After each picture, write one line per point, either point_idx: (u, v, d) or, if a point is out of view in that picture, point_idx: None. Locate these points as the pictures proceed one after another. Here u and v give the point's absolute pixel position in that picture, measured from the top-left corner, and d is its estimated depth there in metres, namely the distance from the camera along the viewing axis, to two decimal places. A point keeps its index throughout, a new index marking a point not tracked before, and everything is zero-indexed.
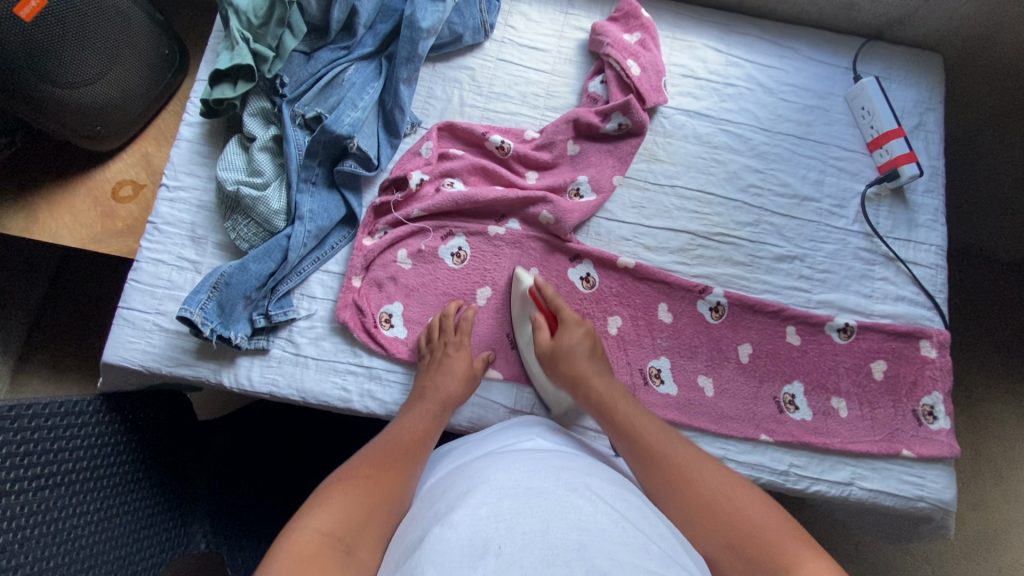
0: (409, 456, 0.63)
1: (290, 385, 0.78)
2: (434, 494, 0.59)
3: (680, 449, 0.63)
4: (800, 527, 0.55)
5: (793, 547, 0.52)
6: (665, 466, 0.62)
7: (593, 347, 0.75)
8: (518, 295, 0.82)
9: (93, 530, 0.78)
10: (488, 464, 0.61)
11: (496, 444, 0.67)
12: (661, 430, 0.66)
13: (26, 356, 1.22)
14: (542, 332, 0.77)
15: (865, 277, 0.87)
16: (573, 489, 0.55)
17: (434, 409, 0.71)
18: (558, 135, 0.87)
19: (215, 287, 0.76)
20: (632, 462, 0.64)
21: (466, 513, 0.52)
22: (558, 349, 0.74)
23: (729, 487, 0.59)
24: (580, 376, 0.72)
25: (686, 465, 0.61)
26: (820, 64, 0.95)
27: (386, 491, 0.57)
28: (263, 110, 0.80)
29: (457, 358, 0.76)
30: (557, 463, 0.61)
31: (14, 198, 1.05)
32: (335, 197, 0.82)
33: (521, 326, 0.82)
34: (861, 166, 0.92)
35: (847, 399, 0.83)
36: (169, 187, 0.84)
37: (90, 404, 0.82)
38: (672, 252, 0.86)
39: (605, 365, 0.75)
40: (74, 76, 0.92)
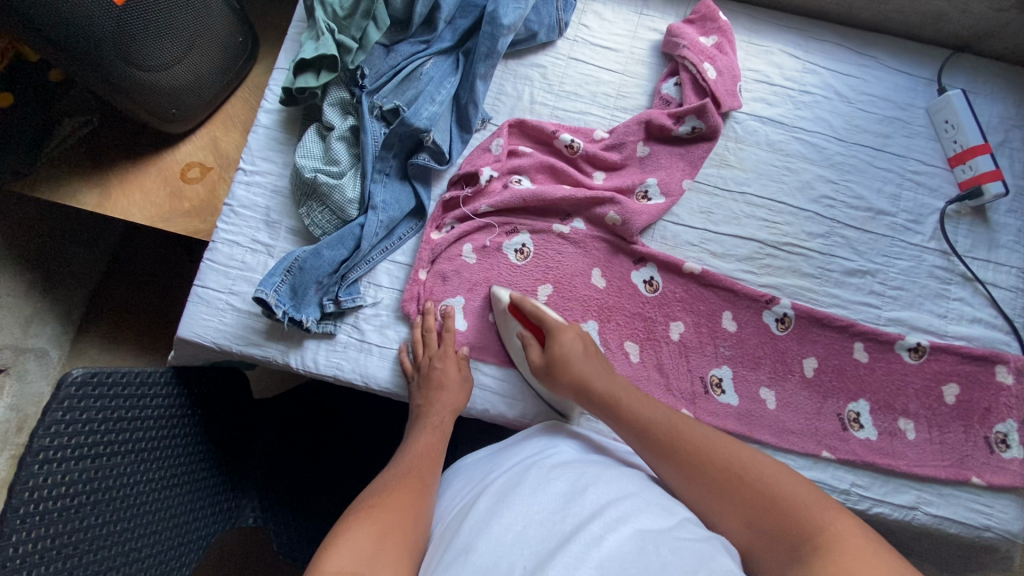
0: (421, 477, 0.65)
1: (354, 369, 0.81)
2: (461, 515, 0.61)
3: (688, 424, 0.65)
4: (825, 492, 0.56)
5: (821, 509, 0.54)
6: (678, 441, 0.63)
7: (585, 347, 0.75)
8: (502, 313, 0.80)
9: (155, 499, 0.82)
10: (513, 482, 0.62)
11: (519, 458, 0.68)
12: (667, 413, 0.67)
13: (86, 326, 1.27)
14: (533, 349, 0.75)
15: (940, 295, 0.85)
16: (596, 507, 0.56)
17: (437, 422, 0.74)
18: (628, 136, 0.86)
19: (289, 271, 0.77)
20: (643, 447, 0.65)
21: (489, 541, 0.53)
22: (552, 358, 0.73)
23: (741, 455, 0.61)
24: (580, 379, 0.71)
25: (701, 441, 0.63)
26: (901, 75, 0.92)
27: (400, 509, 0.60)
28: (342, 100, 0.81)
29: (447, 368, 0.77)
30: (582, 478, 0.61)
31: (87, 173, 1.09)
32: (406, 188, 0.83)
33: (510, 342, 0.80)
34: (941, 181, 0.89)
35: (915, 421, 0.80)
36: (246, 171, 0.86)
37: (163, 376, 0.85)
38: (739, 260, 0.85)
39: (601, 360, 0.75)
40: (155, 60, 0.95)
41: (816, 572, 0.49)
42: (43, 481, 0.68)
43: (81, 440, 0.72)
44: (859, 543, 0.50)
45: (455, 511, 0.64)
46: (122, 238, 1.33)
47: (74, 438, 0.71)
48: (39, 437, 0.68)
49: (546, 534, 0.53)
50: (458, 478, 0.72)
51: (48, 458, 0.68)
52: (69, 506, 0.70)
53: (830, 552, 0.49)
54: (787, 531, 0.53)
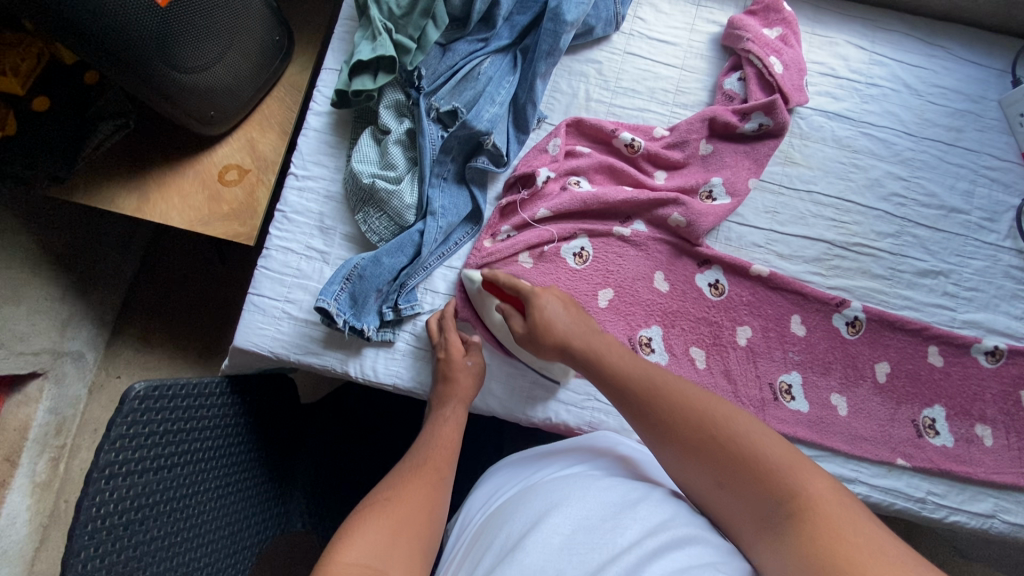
0: (438, 471, 0.64)
1: (413, 378, 0.79)
2: (501, 515, 0.60)
3: (666, 378, 0.62)
4: (801, 452, 0.53)
5: (796, 470, 0.51)
6: (649, 401, 0.60)
7: (565, 306, 0.72)
8: (477, 293, 0.77)
9: (212, 507, 0.80)
10: (557, 485, 0.60)
11: (563, 466, 0.66)
12: (640, 366, 0.64)
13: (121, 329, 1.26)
14: (514, 319, 0.72)
15: (1016, 296, 0.82)
16: (648, 524, 0.53)
17: (449, 412, 0.73)
18: (691, 134, 0.83)
19: (348, 279, 0.76)
20: (621, 402, 0.62)
21: (536, 543, 0.51)
22: (534, 324, 0.70)
23: (711, 408, 0.57)
24: (563, 338, 0.68)
25: (671, 396, 0.59)
26: (972, 66, 0.89)
27: (418, 503, 0.59)
28: (397, 102, 0.79)
29: (449, 341, 0.76)
30: (631, 491, 0.59)
31: (123, 176, 1.06)
32: (463, 193, 0.81)
33: (490, 317, 0.78)
34: (1015, 177, 0.85)
35: (992, 426, 0.78)
36: (298, 176, 0.84)
37: (217, 385, 0.85)
38: (807, 262, 0.82)
39: (583, 317, 0.72)
40: (197, 62, 0.93)
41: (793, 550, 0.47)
42: (108, 496, 0.67)
43: (143, 453, 0.71)
44: (834, 509, 0.48)
45: (492, 512, 0.63)
46: (154, 239, 1.32)
47: (137, 452, 0.70)
48: (105, 453, 0.67)
49: (594, 544, 0.51)
50: (496, 476, 0.70)
51: (113, 473, 0.68)
52: (134, 519, 0.69)
53: (804, 522, 0.48)
54: (757, 494, 0.51)
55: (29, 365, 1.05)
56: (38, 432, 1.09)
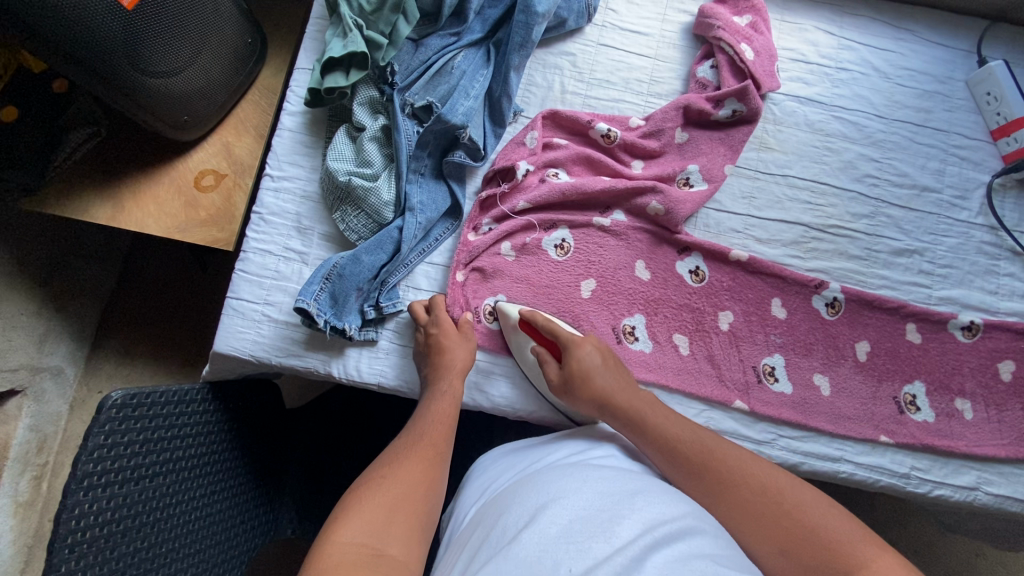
0: (435, 447, 0.64)
1: (398, 376, 0.79)
2: (497, 508, 0.59)
3: (719, 444, 0.64)
4: (862, 524, 0.55)
5: (861, 543, 0.53)
6: (707, 466, 0.61)
7: (605, 359, 0.73)
8: (511, 329, 0.77)
9: (196, 516, 0.79)
10: (554, 478, 0.59)
11: (561, 456, 0.65)
12: (691, 430, 0.65)
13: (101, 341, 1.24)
14: (549, 365, 0.73)
15: (989, 272, 0.83)
16: (648, 516, 0.53)
17: (446, 386, 0.71)
18: (666, 122, 0.84)
19: (328, 278, 0.75)
20: (669, 465, 0.63)
21: (532, 535, 0.51)
22: (573, 373, 0.71)
23: (775, 479, 0.60)
24: (603, 395, 0.69)
25: (729, 462, 0.61)
26: (939, 48, 0.90)
27: (415, 483, 0.60)
28: (371, 99, 0.78)
29: (448, 330, 0.74)
30: (628, 485, 0.58)
31: (97, 186, 1.04)
32: (441, 187, 0.81)
33: (523, 357, 0.77)
34: (985, 155, 0.87)
35: (971, 400, 0.79)
36: (273, 177, 0.83)
37: (199, 392, 0.83)
38: (785, 245, 0.83)
39: (622, 372, 0.73)
40: (168, 66, 0.91)
41: None
42: (88, 507, 0.66)
43: (122, 463, 0.70)
44: None
45: (486, 504, 0.62)
46: (131, 249, 1.29)
47: (116, 462, 0.69)
48: (83, 464, 0.66)
49: (592, 533, 0.50)
50: (493, 469, 0.70)
51: (93, 484, 0.66)
52: (115, 531, 0.68)
53: None
54: (824, 566, 0.52)
55: (5, 383, 1.03)
56: (18, 451, 1.07)
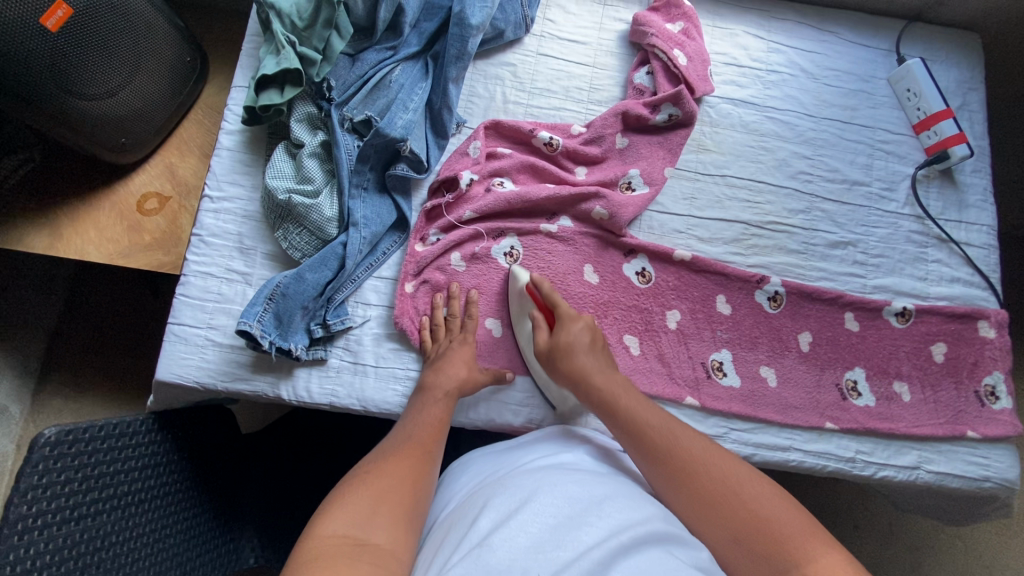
0: (423, 447, 0.63)
1: (350, 394, 0.77)
2: (465, 513, 0.57)
3: (686, 434, 0.63)
4: (815, 522, 0.55)
5: (812, 543, 0.52)
6: (671, 456, 0.61)
7: (593, 340, 0.73)
8: (517, 292, 0.80)
9: (152, 551, 0.77)
10: (522, 485, 0.59)
11: (534, 462, 0.65)
12: (664, 417, 0.66)
13: (45, 379, 1.15)
14: (541, 332, 0.75)
15: (918, 259, 0.87)
16: (614, 523, 0.52)
17: (443, 396, 0.71)
18: (606, 129, 0.85)
19: (271, 299, 0.74)
20: (633, 448, 0.64)
21: (503, 541, 0.49)
22: (557, 346, 0.73)
23: (735, 470, 0.59)
24: (581, 372, 0.70)
25: (696, 453, 0.61)
26: (862, 48, 0.94)
27: (402, 475, 0.58)
28: (310, 115, 0.78)
29: (463, 351, 0.75)
30: (600, 489, 0.58)
31: (34, 213, 1.00)
32: (386, 202, 0.80)
33: (520, 323, 0.80)
34: (909, 148, 0.91)
35: (909, 382, 0.83)
36: (212, 198, 0.82)
37: (143, 423, 0.80)
38: (727, 243, 0.85)
39: (608, 358, 0.74)
40: (100, 87, 0.88)
41: None
42: (25, 552, 0.63)
43: (60, 503, 0.67)
44: None
45: (460, 505, 0.61)
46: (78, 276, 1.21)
47: (53, 502, 0.66)
48: (15, 507, 0.63)
49: (562, 540, 0.49)
50: (467, 470, 0.69)
51: (28, 527, 0.64)
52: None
53: None
54: (772, 556, 0.52)
55: None
56: None
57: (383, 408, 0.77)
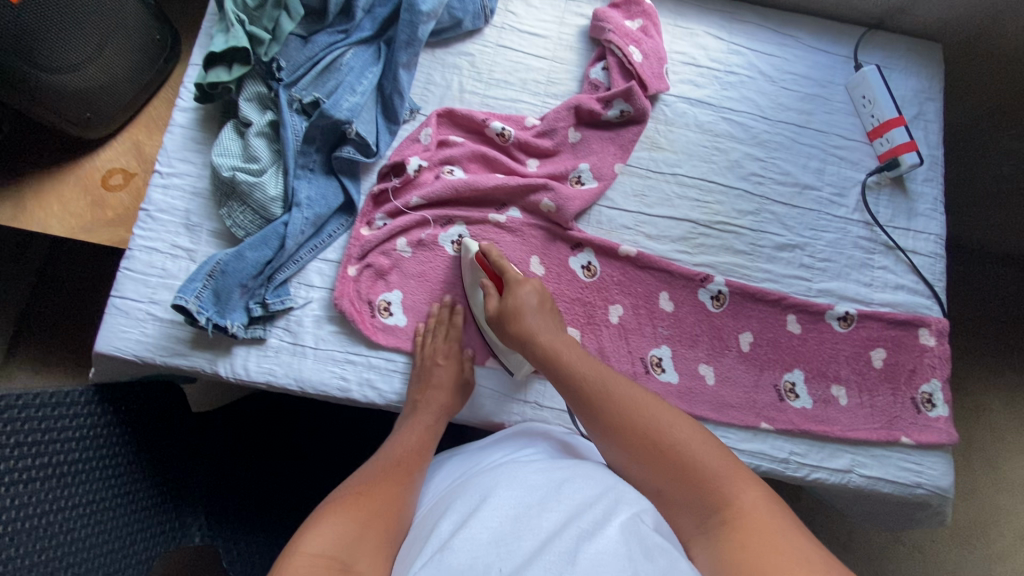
0: (405, 470, 0.64)
1: (287, 374, 0.77)
2: (430, 521, 0.58)
3: (617, 383, 0.63)
4: (741, 463, 0.55)
5: (733, 480, 0.53)
6: (608, 406, 0.62)
7: (541, 302, 0.74)
8: (467, 262, 0.80)
9: (91, 523, 0.78)
10: (482, 482, 0.59)
11: (496, 459, 0.66)
12: (596, 365, 0.66)
13: (13, 352, 1.15)
14: (491, 298, 0.76)
15: (864, 265, 0.87)
16: (573, 504, 0.53)
17: (430, 420, 0.73)
18: (558, 122, 0.86)
19: (210, 276, 0.74)
20: (570, 399, 0.65)
21: (464, 541, 0.50)
22: (506, 309, 0.73)
23: (664, 416, 0.60)
24: (528, 331, 0.71)
25: (626, 400, 0.61)
26: (822, 54, 0.95)
27: (383, 499, 0.59)
28: (259, 95, 0.78)
29: (449, 366, 0.76)
30: (559, 473, 0.59)
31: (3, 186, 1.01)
32: (332, 183, 0.80)
33: (473, 293, 0.81)
34: (862, 155, 0.91)
35: (847, 387, 0.83)
36: (162, 173, 0.82)
37: (82, 394, 0.81)
38: (674, 241, 0.86)
39: (553, 316, 0.75)
40: (64, 60, 0.89)
41: (720, 549, 0.50)
42: None
43: None
44: (763, 518, 0.50)
45: (431, 508, 0.61)
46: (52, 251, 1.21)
47: None
48: None
49: (523, 531, 0.50)
50: (439, 471, 0.70)
51: None
52: None
53: (736, 531, 0.50)
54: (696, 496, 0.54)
55: None
56: None
57: (319, 390, 0.78)
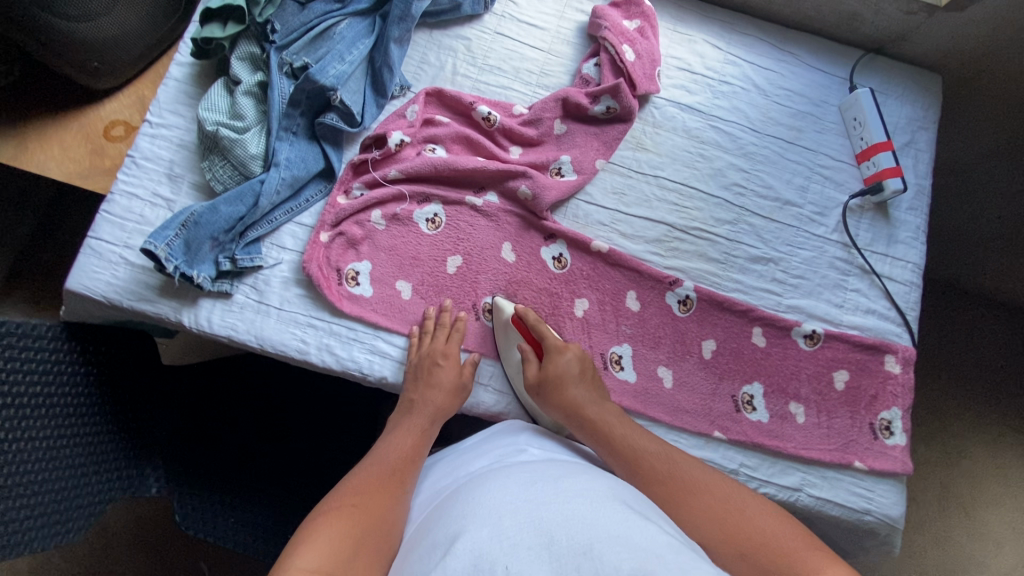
0: (401, 477, 0.63)
1: (249, 331, 0.78)
2: (424, 530, 0.55)
3: (684, 464, 0.65)
4: (812, 535, 0.56)
5: (813, 552, 0.53)
6: (667, 481, 0.62)
7: (582, 370, 0.76)
8: (502, 324, 0.81)
9: (43, 455, 0.79)
10: (476, 486, 0.58)
11: (486, 463, 0.65)
12: (661, 445, 0.67)
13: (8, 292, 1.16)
14: (530, 363, 0.76)
15: (838, 286, 0.87)
16: (569, 498, 0.52)
17: (423, 422, 0.72)
18: (545, 112, 0.87)
19: (183, 226, 0.75)
20: (630, 473, 0.64)
21: (466, 541, 0.48)
22: (548, 376, 0.74)
23: (732, 496, 0.60)
24: (572, 404, 0.73)
25: (695, 477, 0.63)
26: (818, 73, 0.95)
27: (379, 508, 0.58)
28: (251, 55, 0.81)
29: (449, 367, 0.76)
30: (553, 474, 0.58)
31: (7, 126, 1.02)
32: (314, 148, 0.81)
33: (508, 353, 0.81)
34: (847, 176, 0.91)
35: (805, 405, 0.82)
36: (152, 123, 0.84)
37: (49, 329, 0.81)
38: (648, 242, 0.86)
39: (597, 385, 0.76)
40: (76, 9, 0.89)
41: None
42: None
43: None
44: None
45: (425, 515, 0.59)
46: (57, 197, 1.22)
47: None
48: None
49: (524, 521, 0.49)
50: (431, 476, 0.69)
51: None
52: None
53: None
54: (779, 568, 0.53)
55: None
56: None
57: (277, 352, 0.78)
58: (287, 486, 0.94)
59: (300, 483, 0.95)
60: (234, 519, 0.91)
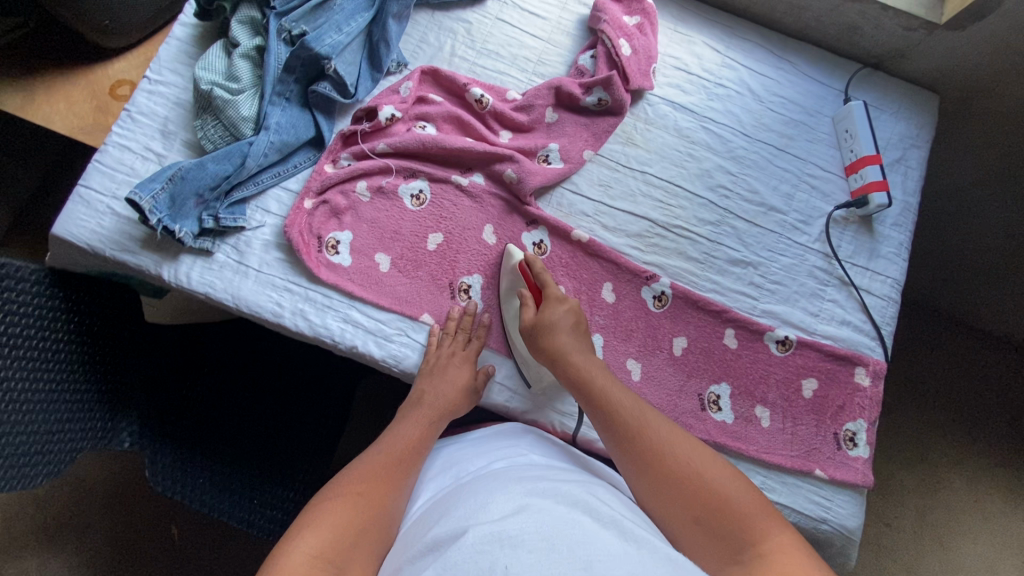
0: (406, 467, 0.64)
1: (226, 290, 0.79)
2: (422, 528, 0.55)
3: (658, 423, 0.63)
4: (770, 501, 0.56)
5: (764, 517, 0.54)
6: (638, 439, 0.62)
7: (575, 322, 0.75)
8: (510, 268, 0.82)
9: (21, 400, 0.79)
10: (477, 488, 0.57)
11: (488, 465, 0.64)
12: (639, 402, 0.66)
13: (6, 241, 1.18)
14: (528, 308, 0.76)
15: (815, 295, 0.87)
16: (570, 506, 0.51)
17: (434, 416, 0.72)
18: (537, 99, 0.88)
19: (170, 180, 0.76)
20: (606, 431, 0.65)
21: (466, 542, 0.47)
22: (540, 324, 0.74)
23: (695, 454, 0.60)
24: (558, 350, 0.72)
25: (663, 436, 0.62)
26: (815, 83, 0.95)
27: (379, 498, 0.58)
28: (251, 20, 0.84)
29: (461, 369, 0.76)
30: (554, 480, 0.58)
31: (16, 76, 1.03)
32: (305, 115, 0.83)
33: (507, 302, 0.81)
34: (834, 188, 0.91)
35: (771, 410, 0.82)
36: (150, 80, 0.85)
37: (34, 274, 0.80)
38: (629, 236, 0.86)
39: (586, 338, 0.75)
40: None
41: None
42: None
43: None
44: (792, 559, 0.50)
45: (425, 514, 0.59)
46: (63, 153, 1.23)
47: None
48: None
49: (524, 524, 0.48)
50: (434, 471, 0.68)
51: None
52: None
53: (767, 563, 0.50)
54: (727, 529, 0.53)
55: None
56: None
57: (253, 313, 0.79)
58: (257, 454, 0.94)
59: (271, 449, 0.95)
60: (206, 478, 0.91)
